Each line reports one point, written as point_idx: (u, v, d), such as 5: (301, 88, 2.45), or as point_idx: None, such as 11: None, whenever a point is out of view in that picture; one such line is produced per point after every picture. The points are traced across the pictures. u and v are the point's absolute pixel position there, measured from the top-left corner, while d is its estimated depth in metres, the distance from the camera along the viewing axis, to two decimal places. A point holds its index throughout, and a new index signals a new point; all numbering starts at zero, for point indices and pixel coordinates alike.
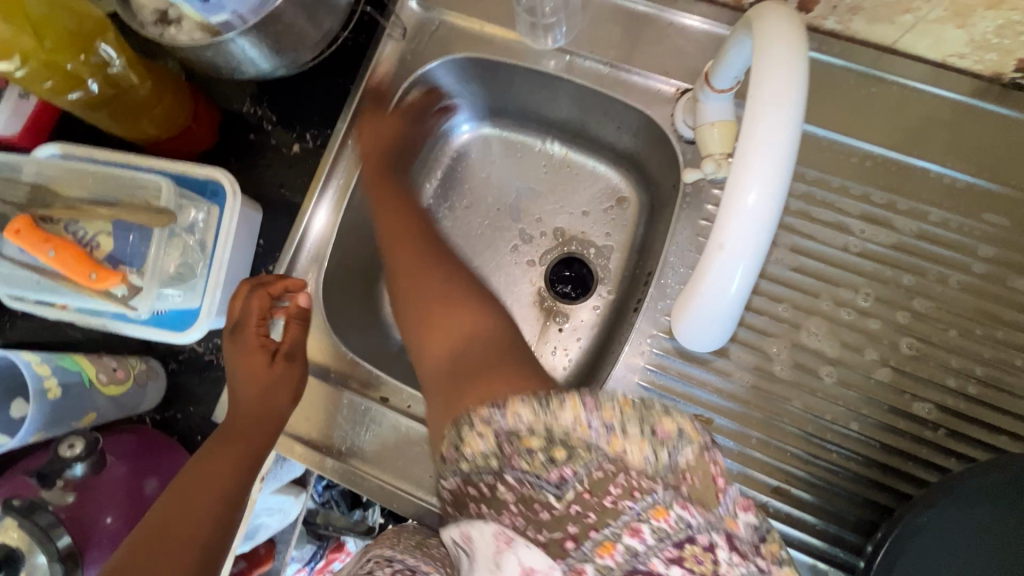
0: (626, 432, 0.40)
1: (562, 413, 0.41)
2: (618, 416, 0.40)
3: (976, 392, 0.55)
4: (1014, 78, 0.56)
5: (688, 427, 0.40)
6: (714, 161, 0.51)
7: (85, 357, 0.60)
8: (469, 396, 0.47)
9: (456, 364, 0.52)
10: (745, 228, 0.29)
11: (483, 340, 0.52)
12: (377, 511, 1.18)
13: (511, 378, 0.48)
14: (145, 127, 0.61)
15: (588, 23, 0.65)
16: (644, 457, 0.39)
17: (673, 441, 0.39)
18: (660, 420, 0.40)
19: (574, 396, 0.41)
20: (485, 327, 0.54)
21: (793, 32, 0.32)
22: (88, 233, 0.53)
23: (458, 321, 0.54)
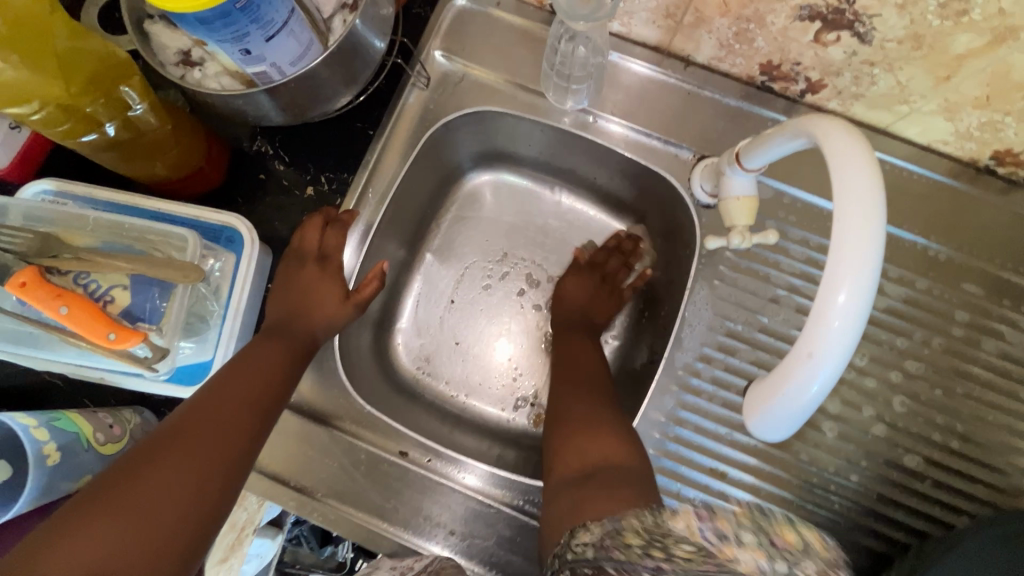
0: (741, 539, 0.37)
1: (675, 520, 0.40)
2: (732, 525, 0.38)
3: (957, 446, 0.60)
4: (988, 164, 0.62)
5: (817, 543, 0.37)
6: (739, 233, 0.59)
7: (79, 414, 0.55)
8: (588, 507, 0.48)
9: (588, 478, 0.53)
10: (834, 332, 0.30)
11: (616, 462, 0.54)
12: (349, 545, 1.09)
13: (619, 498, 0.47)
14: (155, 167, 0.58)
15: (611, 87, 0.67)
16: (757, 565, 0.35)
17: (794, 551, 0.36)
18: (783, 532, 0.38)
19: (688, 506, 0.40)
20: (621, 453, 0.55)
21: (868, 142, 0.35)
22: (101, 286, 0.50)
23: (598, 440, 0.57)
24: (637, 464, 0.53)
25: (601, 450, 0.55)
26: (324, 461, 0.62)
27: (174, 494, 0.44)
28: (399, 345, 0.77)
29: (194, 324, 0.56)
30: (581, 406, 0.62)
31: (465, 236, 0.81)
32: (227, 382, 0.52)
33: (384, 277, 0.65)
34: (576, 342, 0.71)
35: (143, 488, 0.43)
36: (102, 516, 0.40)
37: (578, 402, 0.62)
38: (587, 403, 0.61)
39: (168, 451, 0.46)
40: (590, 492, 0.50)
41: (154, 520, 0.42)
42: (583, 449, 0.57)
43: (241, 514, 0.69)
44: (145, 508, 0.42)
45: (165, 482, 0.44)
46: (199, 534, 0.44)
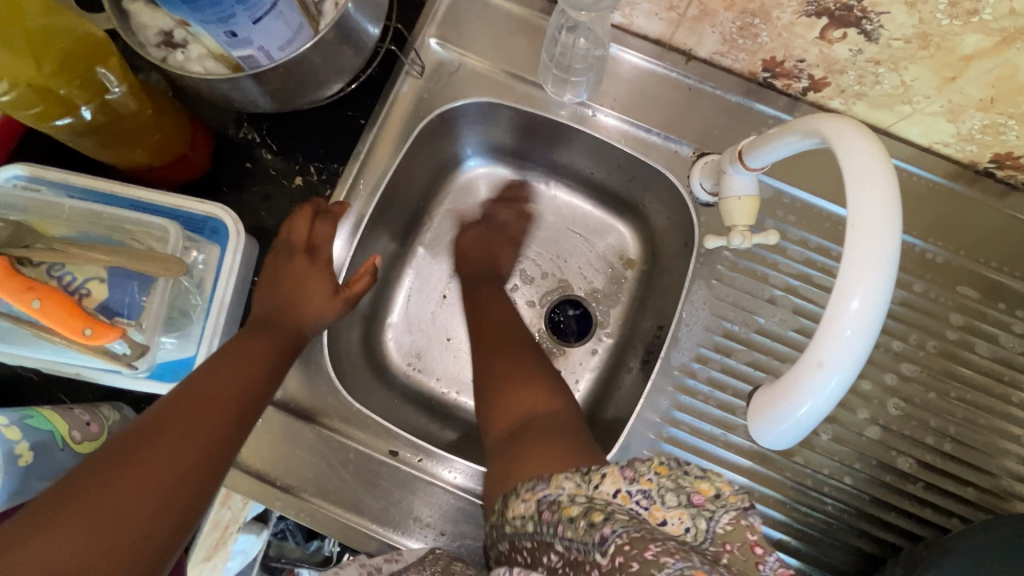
0: (665, 500, 0.40)
1: (604, 483, 0.42)
2: (657, 485, 0.41)
3: (950, 449, 0.61)
4: (987, 167, 0.62)
5: (726, 489, 0.40)
6: (739, 233, 0.56)
7: (54, 412, 0.53)
8: (522, 465, 0.51)
9: (519, 430, 0.56)
10: (846, 341, 0.29)
11: (549, 415, 0.57)
12: (334, 540, 1.07)
13: (553, 454, 0.50)
14: (135, 154, 0.55)
15: (610, 81, 0.66)
16: (682, 527, 0.39)
17: (710, 505, 0.40)
18: (700, 487, 0.40)
19: (613, 466, 0.43)
20: (552, 405, 0.59)
21: (882, 146, 0.34)
22: (77, 278, 0.48)
23: (525, 396, 0.59)
24: (569, 417, 0.57)
25: (528, 404, 0.59)
26: (311, 461, 0.60)
27: (148, 492, 0.41)
28: (391, 342, 0.76)
29: (177, 319, 0.54)
30: (505, 361, 0.64)
31: (460, 231, 0.79)
32: (209, 376, 0.50)
33: (377, 272, 0.63)
34: (488, 292, 0.72)
35: (115, 485, 0.40)
36: (69, 515, 0.38)
37: (504, 356, 0.64)
38: (511, 354, 0.65)
39: (144, 446, 0.43)
40: (521, 450, 0.53)
41: (126, 518, 0.39)
42: (511, 405, 0.59)
43: (226, 513, 0.68)
44: (117, 506, 0.39)
45: (139, 479, 0.41)
46: (174, 534, 0.41)
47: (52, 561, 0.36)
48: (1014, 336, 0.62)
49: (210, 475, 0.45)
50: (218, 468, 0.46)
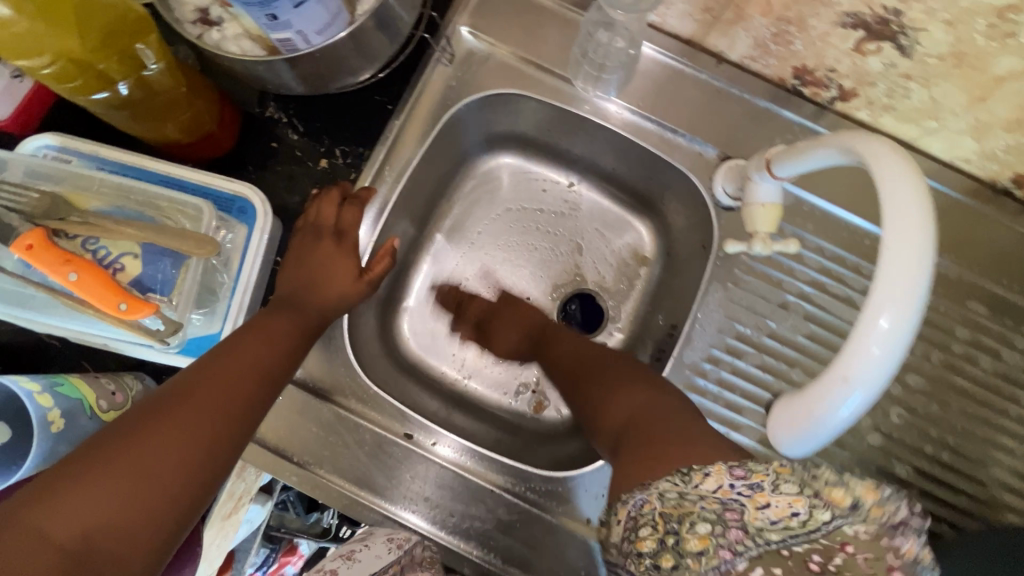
0: (778, 491, 0.40)
1: (705, 481, 0.43)
2: (768, 477, 0.41)
3: (947, 458, 0.62)
4: (1006, 186, 0.62)
5: (864, 493, 0.38)
6: (761, 239, 0.58)
7: (82, 380, 0.54)
8: (639, 467, 0.49)
9: (626, 433, 0.55)
10: (874, 357, 0.30)
11: (653, 409, 0.55)
12: (332, 512, 1.08)
13: (695, 455, 0.46)
14: (166, 131, 0.56)
15: (641, 82, 0.66)
16: (790, 512, 0.39)
17: (838, 508, 0.38)
18: (831, 494, 0.39)
19: (716, 465, 0.44)
20: (652, 401, 0.56)
21: (918, 171, 0.35)
22: (111, 253, 0.48)
23: (626, 397, 0.58)
24: (679, 409, 0.54)
25: (628, 406, 0.57)
26: (327, 439, 0.62)
27: (176, 458, 0.41)
28: (404, 327, 0.77)
29: (204, 296, 0.55)
30: (605, 373, 0.63)
31: (477, 219, 0.80)
32: (233, 350, 0.50)
33: (395, 254, 0.64)
34: (562, 335, 0.72)
35: (144, 447, 0.41)
36: (101, 474, 0.38)
37: (599, 372, 0.64)
38: (601, 370, 0.64)
39: (173, 411, 0.43)
40: (631, 452, 0.51)
41: (151, 483, 0.40)
42: (618, 406, 0.58)
43: (240, 485, 0.70)
44: (141, 470, 0.40)
45: (167, 445, 0.41)
46: (194, 503, 0.42)
47: (86, 517, 0.37)
48: (1018, 352, 0.64)
49: (231, 446, 0.45)
50: (239, 439, 0.46)
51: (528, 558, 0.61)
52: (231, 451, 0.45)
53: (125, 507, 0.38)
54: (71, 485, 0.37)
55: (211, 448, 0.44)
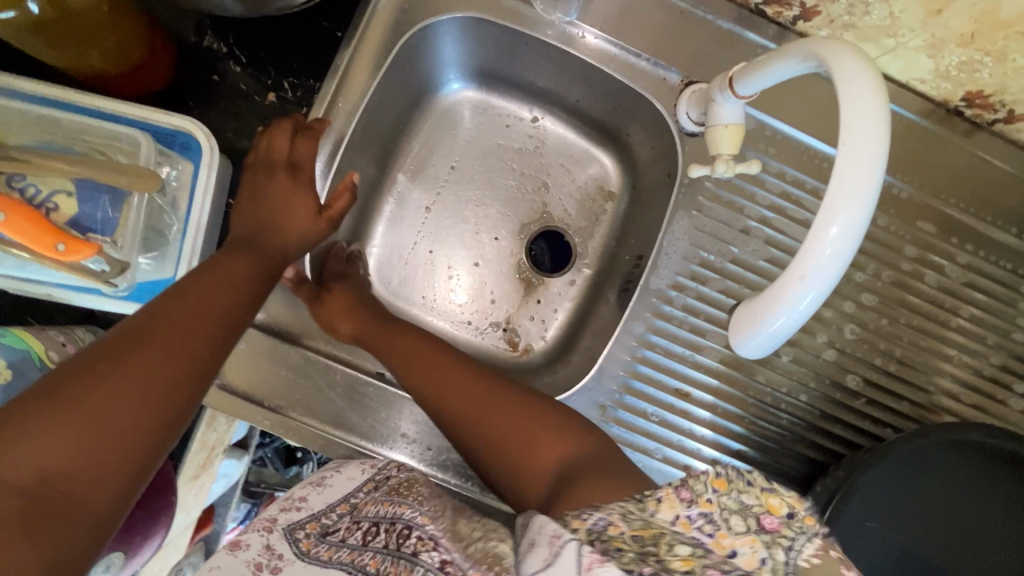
0: (732, 528, 0.36)
1: (660, 509, 0.37)
2: (718, 507, 0.37)
3: (894, 369, 0.66)
4: (957, 106, 0.64)
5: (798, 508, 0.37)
6: (724, 161, 0.54)
7: (28, 332, 0.52)
8: (588, 491, 0.45)
9: (562, 476, 0.50)
10: (826, 259, 0.32)
11: (593, 454, 0.51)
12: (312, 467, 1.08)
13: (611, 484, 0.45)
14: (91, 59, 0.52)
15: (603, 4, 0.63)
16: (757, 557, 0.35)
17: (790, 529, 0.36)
18: (769, 504, 0.37)
19: (665, 487, 0.38)
20: (582, 446, 0.52)
21: (878, 76, 0.35)
22: (42, 191, 0.47)
23: (547, 444, 0.52)
24: (606, 449, 0.52)
25: (553, 454, 0.52)
26: (297, 382, 0.61)
27: (136, 395, 0.40)
28: (369, 271, 0.75)
29: (153, 239, 0.52)
30: (499, 424, 0.54)
31: (441, 156, 0.77)
32: (190, 292, 0.48)
33: (356, 190, 0.60)
34: (413, 334, 0.63)
35: (100, 388, 0.39)
36: (56, 414, 0.37)
37: (497, 408, 0.55)
38: (481, 386, 0.57)
39: (130, 352, 0.42)
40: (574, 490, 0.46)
41: (113, 421, 0.38)
42: (545, 454, 0.52)
43: (212, 435, 0.68)
44: (99, 409, 0.38)
45: (124, 383, 0.40)
46: (161, 441, 0.41)
47: (43, 457, 0.36)
48: (958, 266, 0.67)
49: (195, 382, 0.44)
50: (203, 379, 0.45)
51: None
52: (196, 391, 0.44)
53: (87, 443, 0.37)
54: (25, 425, 0.36)
55: (175, 386, 0.42)
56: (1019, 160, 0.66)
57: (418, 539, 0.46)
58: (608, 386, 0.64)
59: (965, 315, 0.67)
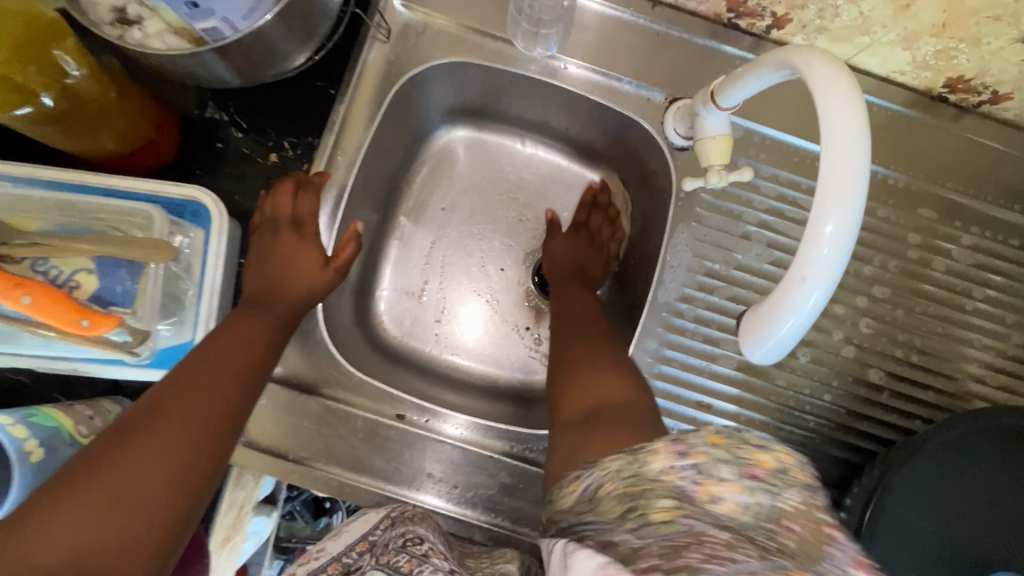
0: (719, 475, 0.35)
1: (651, 461, 0.37)
2: (710, 458, 0.36)
3: (916, 359, 0.65)
4: (940, 93, 0.65)
5: (791, 462, 0.37)
6: (716, 172, 0.55)
7: (57, 409, 0.53)
8: (592, 447, 0.46)
9: (590, 414, 0.52)
10: (824, 258, 0.32)
11: (622, 404, 0.52)
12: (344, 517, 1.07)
13: (628, 431, 0.47)
14: (104, 142, 0.55)
15: (581, 35, 0.66)
16: (739, 502, 0.35)
17: (771, 477, 0.36)
18: (759, 458, 0.37)
19: (661, 442, 0.38)
20: (621, 392, 0.54)
21: (850, 75, 0.36)
22: (64, 272, 0.50)
23: (596, 384, 0.56)
24: (639, 404, 0.52)
25: (598, 391, 0.55)
26: (320, 432, 0.62)
27: (157, 468, 0.40)
28: (381, 314, 0.76)
29: (170, 305, 0.54)
30: (580, 346, 0.61)
31: (439, 197, 0.79)
32: (208, 356, 0.49)
33: (360, 239, 0.63)
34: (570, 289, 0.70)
35: (121, 465, 0.40)
36: (86, 491, 0.38)
37: (579, 343, 0.62)
38: (584, 325, 0.64)
39: (149, 426, 0.42)
40: (585, 435, 0.49)
41: (136, 496, 0.39)
42: (582, 394, 0.56)
43: (240, 494, 0.68)
44: (123, 485, 0.39)
45: (146, 458, 0.40)
46: (185, 512, 0.41)
47: (68, 541, 0.35)
48: (965, 249, 0.67)
49: (217, 447, 0.45)
50: (221, 445, 0.45)
51: (535, 516, 0.62)
52: (218, 455, 0.45)
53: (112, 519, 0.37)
54: (50, 508, 0.37)
55: (197, 454, 0.43)
56: (1011, 138, 0.66)
57: (428, 545, 0.50)
58: None
59: (980, 297, 0.67)
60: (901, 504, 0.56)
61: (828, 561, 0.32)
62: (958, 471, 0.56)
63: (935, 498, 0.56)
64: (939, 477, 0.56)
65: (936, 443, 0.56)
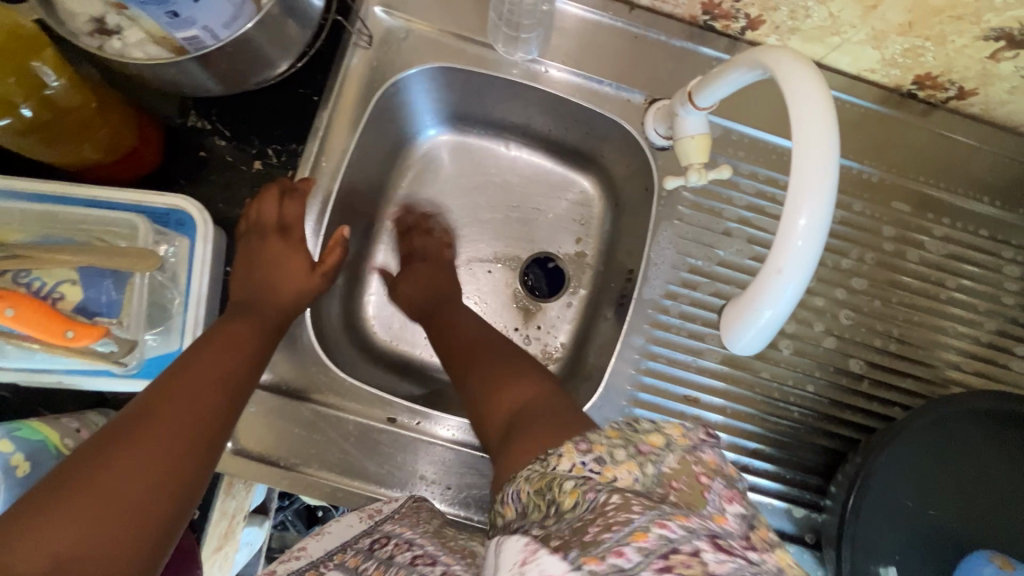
0: (615, 459, 0.41)
1: (560, 462, 0.42)
2: (607, 447, 0.42)
3: (894, 348, 0.67)
4: (910, 90, 0.67)
5: (674, 433, 0.43)
6: (695, 170, 0.56)
7: (43, 422, 0.53)
8: (515, 453, 0.49)
9: (510, 422, 0.54)
10: (798, 250, 0.34)
11: (538, 404, 0.55)
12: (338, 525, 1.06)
13: (550, 433, 0.49)
14: (85, 152, 0.55)
15: (559, 38, 0.67)
16: (633, 478, 0.39)
17: (657, 452, 0.41)
18: (647, 438, 0.42)
19: (567, 444, 0.43)
20: (533, 392, 0.57)
21: (819, 73, 0.37)
22: (48, 283, 0.50)
23: (509, 393, 0.57)
24: (558, 399, 0.55)
25: (512, 399, 0.57)
26: (310, 438, 0.62)
27: (143, 475, 0.40)
28: (370, 318, 0.76)
29: (156, 314, 0.54)
30: (487, 355, 0.63)
31: (425, 201, 0.80)
32: (194, 363, 0.49)
33: (347, 243, 0.63)
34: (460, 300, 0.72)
35: (106, 473, 0.39)
36: (70, 499, 0.37)
37: (485, 351, 0.64)
38: (495, 342, 0.65)
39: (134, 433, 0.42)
40: (514, 443, 0.51)
41: (122, 504, 0.39)
42: (504, 400, 0.57)
43: (232, 503, 0.68)
44: (109, 492, 0.39)
45: (132, 465, 0.40)
46: (171, 519, 0.41)
47: (55, 548, 0.35)
48: (938, 240, 0.69)
49: (204, 454, 0.45)
50: (209, 451, 0.45)
51: None
52: (205, 462, 0.45)
53: (98, 527, 0.37)
54: (34, 517, 0.36)
55: (183, 461, 0.43)
56: (978, 132, 0.69)
57: (395, 544, 0.49)
58: (617, 402, 0.64)
59: (954, 286, 0.69)
60: (883, 488, 0.57)
61: (703, 505, 0.38)
62: (935, 453, 0.58)
63: (915, 481, 0.58)
64: (919, 459, 0.58)
65: (919, 428, 0.57)
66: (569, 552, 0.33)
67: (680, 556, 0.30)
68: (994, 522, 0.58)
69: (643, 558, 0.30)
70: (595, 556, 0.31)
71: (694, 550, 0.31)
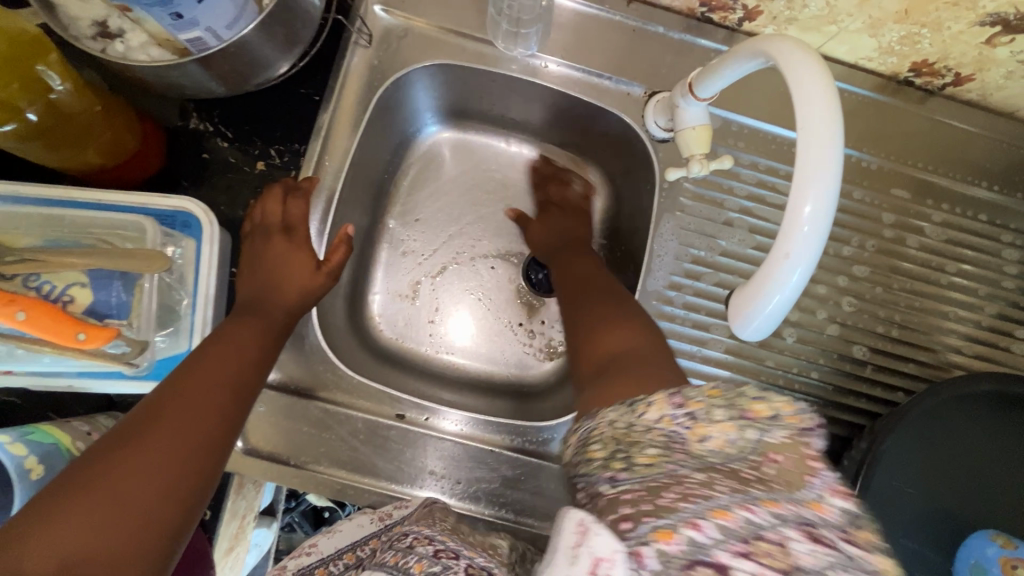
0: (711, 418, 0.37)
1: (648, 411, 0.39)
2: (705, 405, 0.37)
3: (896, 334, 0.68)
4: (907, 77, 0.67)
5: (784, 409, 0.37)
6: (698, 161, 0.56)
7: (54, 426, 0.53)
8: (611, 393, 0.46)
9: (607, 366, 0.52)
10: (804, 236, 0.34)
11: (637, 351, 0.52)
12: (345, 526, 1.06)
13: (645, 380, 0.46)
14: (90, 158, 0.55)
15: (559, 32, 0.67)
16: (727, 440, 0.36)
17: (761, 424, 0.37)
18: (753, 407, 0.37)
19: (659, 394, 0.40)
20: (637, 341, 0.54)
21: (821, 61, 0.37)
22: (56, 286, 0.50)
23: (609, 335, 0.56)
24: (660, 352, 0.52)
25: (616, 341, 0.55)
26: (319, 436, 0.62)
27: (151, 476, 0.41)
28: (375, 317, 0.77)
29: (165, 316, 0.54)
30: (587, 305, 0.62)
31: (427, 199, 0.80)
32: (200, 365, 0.49)
33: (351, 241, 0.63)
34: (574, 258, 0.71)
35: (114, 474, 0.40)
36: (80, 501, 0.38)
37: (590, 298, 0.63)
38: (594, 284, 0.65)
39: (142, 435, 0.42)
40: (603, 386, 0.49)
41: (131, 505, 0.39)
42: (602, 345, 0.56)
43: (241, 503, 0.68)
44: (117, 494, 0.39)
45: (140, 467, 0.41)
46: (180, 520, 0.41)
47: (64, 549, 0.36)
48: (937, 226, 0.70)
49: (210, 456, 0.45)
50: (216, 452, 0.45)
51: (539, 507, 0.63)
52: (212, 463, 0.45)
53: (107, 528, 0.37)
54: (44, 519, 0.36)
55: (190, 463, 0.43)
56: (975, 118, 0.69)
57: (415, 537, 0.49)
58: None
59: (954, 272, 0.69)
60: (887, 472, 0.58)
61: (800, 488, 0.33)
62: (937, 437, 0.58)
63: (919, 466, 0.58)
64: (922, 444, 0.58)
65: (921, 412, 0.57)
66: (634, 525, 0.31)
67: (764, 545, 0.30)
68: (997, 506, 0.59)
69: (719, 536, 0.30)
70: (667, 530, 0.30)
71: (781, 540, 0.30)
